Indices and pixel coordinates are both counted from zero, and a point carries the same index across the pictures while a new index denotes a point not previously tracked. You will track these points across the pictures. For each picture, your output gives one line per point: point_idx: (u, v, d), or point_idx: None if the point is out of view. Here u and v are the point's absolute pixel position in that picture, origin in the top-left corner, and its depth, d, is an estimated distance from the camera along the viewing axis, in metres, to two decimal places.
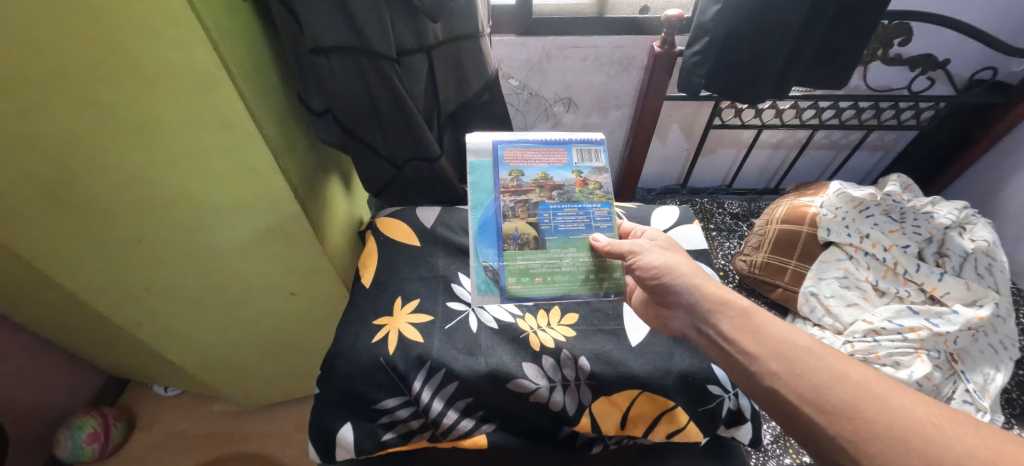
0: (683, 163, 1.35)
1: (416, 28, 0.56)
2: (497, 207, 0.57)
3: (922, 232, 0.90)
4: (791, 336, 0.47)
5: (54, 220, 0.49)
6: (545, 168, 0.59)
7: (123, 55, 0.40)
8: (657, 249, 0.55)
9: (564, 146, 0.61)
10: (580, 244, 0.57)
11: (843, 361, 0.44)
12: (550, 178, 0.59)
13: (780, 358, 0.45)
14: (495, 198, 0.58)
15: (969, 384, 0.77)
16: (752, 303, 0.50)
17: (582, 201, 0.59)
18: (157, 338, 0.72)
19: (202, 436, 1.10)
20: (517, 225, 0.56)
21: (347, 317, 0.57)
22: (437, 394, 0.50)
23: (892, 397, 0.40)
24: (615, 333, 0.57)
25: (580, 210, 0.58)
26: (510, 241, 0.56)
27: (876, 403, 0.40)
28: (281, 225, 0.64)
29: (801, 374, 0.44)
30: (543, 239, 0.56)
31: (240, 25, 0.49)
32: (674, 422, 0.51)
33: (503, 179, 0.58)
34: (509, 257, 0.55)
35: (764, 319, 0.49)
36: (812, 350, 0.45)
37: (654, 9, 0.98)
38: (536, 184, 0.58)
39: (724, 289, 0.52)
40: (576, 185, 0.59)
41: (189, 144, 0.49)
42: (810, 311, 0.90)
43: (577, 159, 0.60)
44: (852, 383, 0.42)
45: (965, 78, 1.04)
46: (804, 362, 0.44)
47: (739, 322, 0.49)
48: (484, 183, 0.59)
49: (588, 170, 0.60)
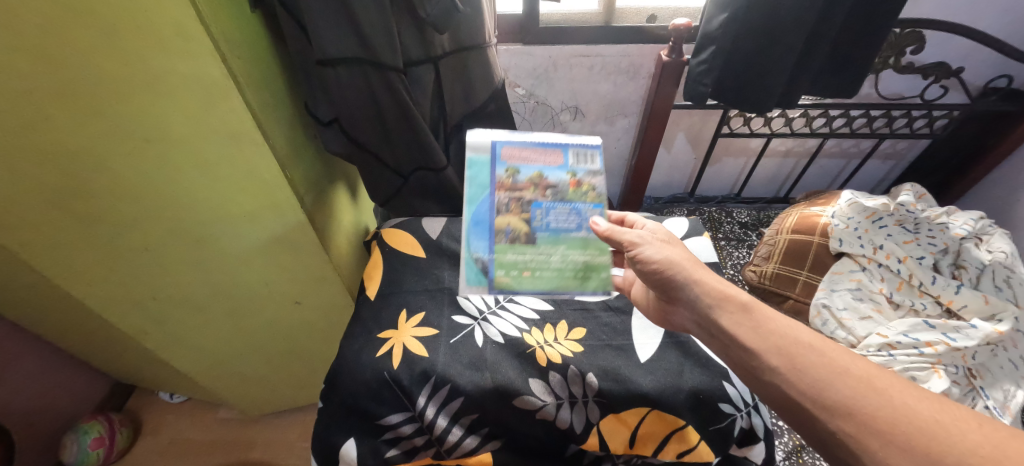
0: (690, 171, 1.34)
1: (423, 39, 0.56)
2: (491, 200, 0.57)
3: (938, 242, 0.88)
4: (793, 332, 0.45)
5: (61, 230, 0.49)
6: (542, 167, 0.59)
7: (137, 67, 0.41)
8: (657, 241, 0.54)
9: (562, 146, 0.61)
10: (570, 242, 0.56)
11: (845, 355, 0.42)
12: (545, 178, 0.58)
13: (779, 352, 0.44)
14: (489, 191, 0.57)
15: (988, 400, 0.74)
16: (755, 299, 0.49)
17: (574, 201, 0.58)
18: (163, 346, 0.72)
19: (206, 444, 1.10)
20: (510, 220, 0.56)
21: (352, 329, 0.56)
22: (441, 410, 0.49)
23: (893, 391, 0.39)
24: (623, 348, 0.56)
25: (571, 210, 0.57)
26: (500, 235, 0.55)
27: (876, 397, 0.39)
28: (287, 234, 0.64)
29: (802, 368, 0.42)
30: (534, 235, 0.56)
31: (249, 37, 0.49)
32: (684, 441, 0.49)
33: (499, 175, 0.58)
34: (501, 250, 0.54)
35: (766, 315, 0.47)
36: (813, 346, 0.43)
37: (661, 18, 0.98)
38: (531, 183, 0.58)
39: (727, 285, 0.51)
40: (570, 185, 0.58)
41: (195, 156, 0.49)
42: (822, 324, 0.87)
43: (573, 161, 0.60)
44: (852, 378, 0.40)
45: (979, 85, 1.02)
46: (803, 355, 0.43)
47: (740, 317, 0.47)
48: (478, 180, 0.58)
49: (582, 171, 0.59)
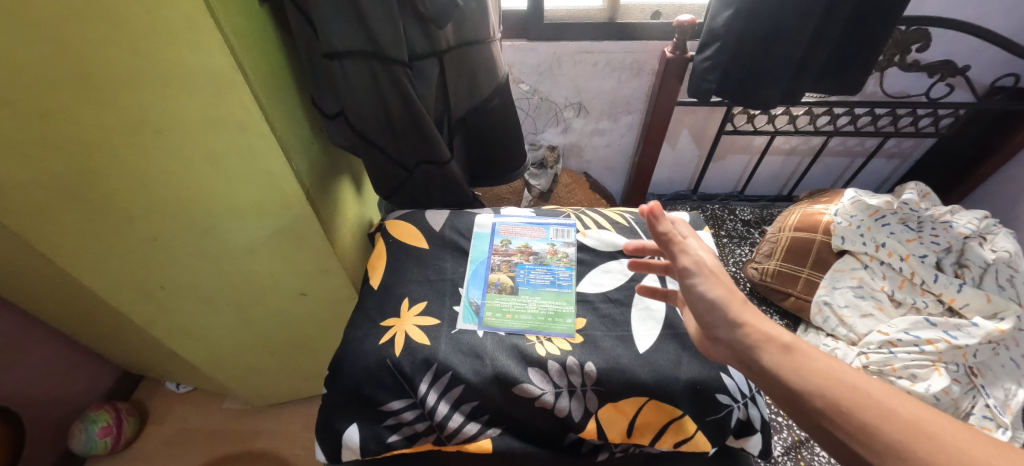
0: (694, 169, 1.33)
1: (427, 33, 0.56)
2: (488, 262, 0.63)
3: (941, 242, 0.88)
4: (835, 369, 0.39)
5: (71, 217, 0.50)
6: (528, 239, 0.66)
7: (146, 58, 0.41)
8: (716, 275, 0.47)
9: (544, 225, 0.68)
10: (547, 294, 0.59)
11: (896, 396, 0.36)
12: (530, 247, 0.65)
13: (822, 393, 0.37)
14: (488, 255, 0.64)
15: (988, 398, 0.75)
16: (796, 336, 0.42)
17: (551, 263, 0.62)
18: (171, 334, 0.74)
19: (212, 433, 1.12)
20: (500, 276, 0.61)
21: (355, 318, 0.57)
22: (442, 397, 0.49)
23: (955, 439, 0.32)
24: (623, 338, 0.53)
25: (547, 270, 0.62)
26: (490, 287, 0.59)
27: (934, 448, 0.32)
28: (292, 224, 0.65)
29: (849, 412, 0.36)
30: (516, 288, 0.60)
31: (256, 29, 0.50)
32: (681, 432, 0.48)
33: (495, 245, 0.65)
34: (489, 297, 0.58)
35: (809, 352, 0.40)
36: (858, 386, 0.37)
37: (665, 15, 0.98)
38: (519, 250, 0.65)
39: (766, 319, 0.44)
40: (549, 252, 0.64)
41: (201, 145, 0.50)
42: (822, 321, 0.89)
43: (553, 235, 0.66)
44: (904, 423, 0.34)
45: (986, 84, 1.01)
46: (848, 398, 0.36)
47: (779, 358, 0.40)
48: (479, 251, 0.64)
49: (560, 243, 0.65)
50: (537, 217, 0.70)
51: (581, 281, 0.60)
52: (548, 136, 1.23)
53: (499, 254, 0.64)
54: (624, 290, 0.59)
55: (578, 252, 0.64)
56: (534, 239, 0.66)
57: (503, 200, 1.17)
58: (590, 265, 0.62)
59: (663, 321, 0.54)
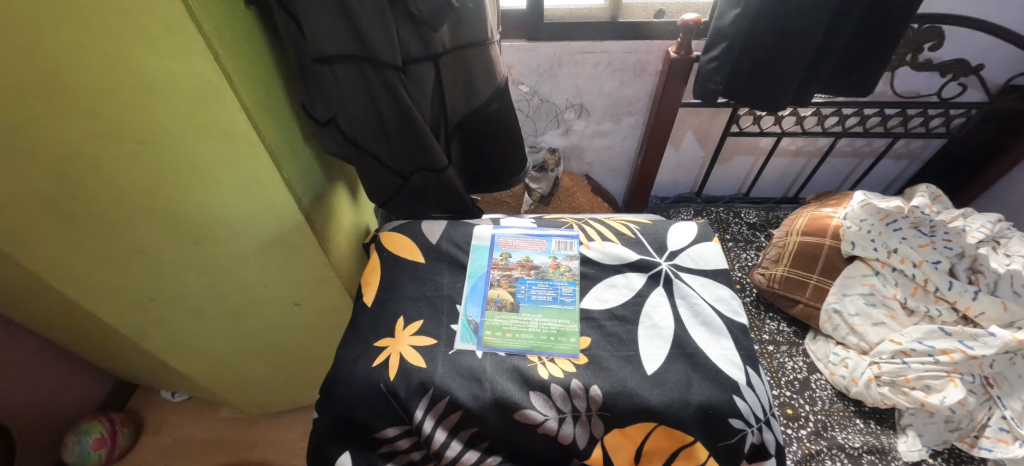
0: (699, 171, 1.31)
1: (422, 36, 0.53)
2: (487, 277, 0.60)
3: (954, 246, 0.84)
4: None
5: (52, 231, 0.48)
6: (529, 252, 0.63)
7: (121, 65, 0.38)
8: None
9: (545, 236, 0.66)
10: (549, 312, 0.56)
11: None
12: (531, 260, 0.62)
13: None
14: (487, 269, 0.61)
15: (1006, 410, 0.74)
16: None
17: (552, 278, 0.60)
18: (163, 346, 0.72)
19: (207, 443, 1.10)
20: (499, 292, 0.58)
21: (348, 338, 0.54)
22: (439, 423, 0.47)
23: None
24: (628, 359, 0.50)
25: (548, 285, 0.59)
26: (489, 304, 0.57)
27: None
28: (284, 235, 0.62)
29: None
30: (517, 305, 0.57)
31: (243, 31, 0.47)
32: (692, 458, 0.46)
33: (495, 259, 0.62)
34: (489, 314, 0.55)
35: None
36: None
37: (670, 13, 0.95)
38: (519, 263, 0.62)
39: None
40: (550, 267, 0.61)
41: (186, 158, 0.48)
42: (832, 329, 0.88)
43: (554, 247, 0.64)
44: None
45: (1000, 83, 0.99)
46: None
47: None
48: (477, 265, 0.62)
49: (563, 256, 0.63)
50: (538, 228, 0.68)
51: (584, 297, 0.58)
52: (549, 138, 1.21)
53: (499, 269, 0.61)
54: (630, 306, 0.56)
55: (581, 266, 0.61)
56: (535, 251, 0.64)
57: (503, 204, 1.15)
58: (595, 279, 0.60)
59: (672, 340, 0.52)
